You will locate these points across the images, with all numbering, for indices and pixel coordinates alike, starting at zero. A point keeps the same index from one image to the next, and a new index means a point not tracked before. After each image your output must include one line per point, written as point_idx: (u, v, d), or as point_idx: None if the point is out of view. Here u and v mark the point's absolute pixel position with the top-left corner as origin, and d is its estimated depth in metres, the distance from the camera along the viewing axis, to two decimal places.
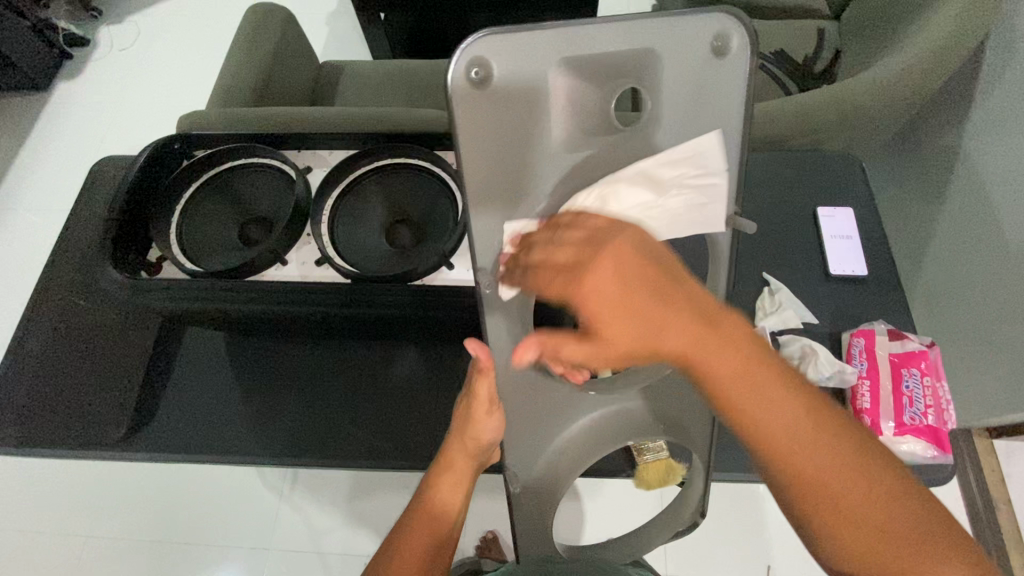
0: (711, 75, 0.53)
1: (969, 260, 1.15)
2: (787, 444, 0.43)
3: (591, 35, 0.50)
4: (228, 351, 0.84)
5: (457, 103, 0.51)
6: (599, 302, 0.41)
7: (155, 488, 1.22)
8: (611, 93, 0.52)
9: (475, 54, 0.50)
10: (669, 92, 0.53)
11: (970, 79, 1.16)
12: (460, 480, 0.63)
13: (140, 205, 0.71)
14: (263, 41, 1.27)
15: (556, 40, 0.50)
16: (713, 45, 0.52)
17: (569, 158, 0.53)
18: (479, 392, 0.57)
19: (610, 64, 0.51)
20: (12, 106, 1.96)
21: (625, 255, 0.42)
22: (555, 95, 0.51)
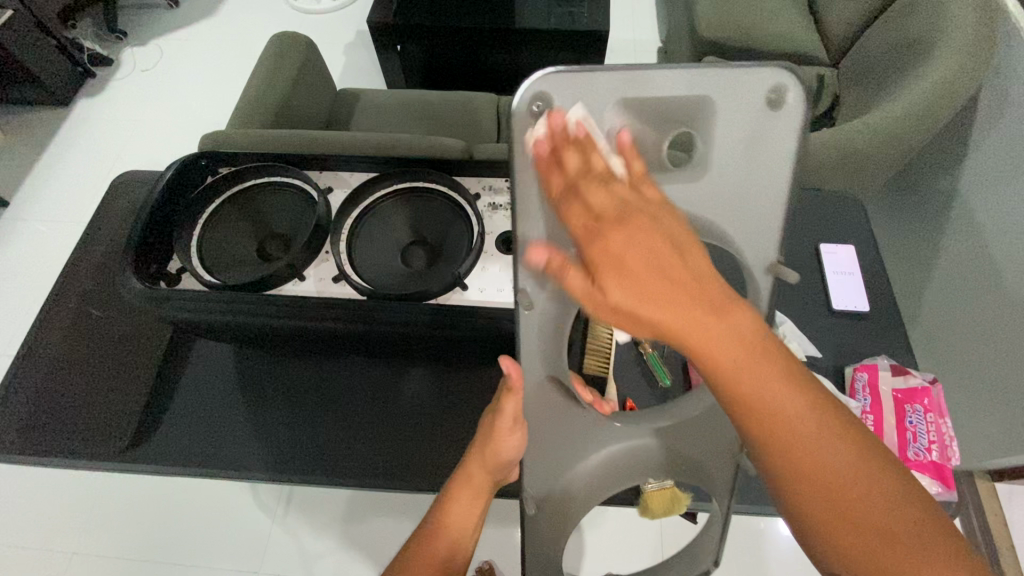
0: (766, 125, 0.53)
1: (968, 300, 1.17)
2: (777, 418, 0.42)
3: (653, 79, 0.50)
4: (236, 364, 0.85)
5: (517, 136, 0.50)
6: (607, 258, 0.44)
7: (147, 504, 1.20)
8: (669, 136, 0.52)
9: (540, 90, 0.49)
10: (721, 142, 0.53)
11: (966, 127, 1.20)
12: (477, 498, 0.62)
13: (165, 217, 0.73)
14: (285, 68, 1.32)
15: (617, 80, 0.49)
16: (770, 96, 0.52)
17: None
18: (506, 409, 0.58)
19: (669, 108, 0.51)
20: (31, 119, 2.01)
21: (643, 226, 0.45)
22: (614, 136, 0.51)
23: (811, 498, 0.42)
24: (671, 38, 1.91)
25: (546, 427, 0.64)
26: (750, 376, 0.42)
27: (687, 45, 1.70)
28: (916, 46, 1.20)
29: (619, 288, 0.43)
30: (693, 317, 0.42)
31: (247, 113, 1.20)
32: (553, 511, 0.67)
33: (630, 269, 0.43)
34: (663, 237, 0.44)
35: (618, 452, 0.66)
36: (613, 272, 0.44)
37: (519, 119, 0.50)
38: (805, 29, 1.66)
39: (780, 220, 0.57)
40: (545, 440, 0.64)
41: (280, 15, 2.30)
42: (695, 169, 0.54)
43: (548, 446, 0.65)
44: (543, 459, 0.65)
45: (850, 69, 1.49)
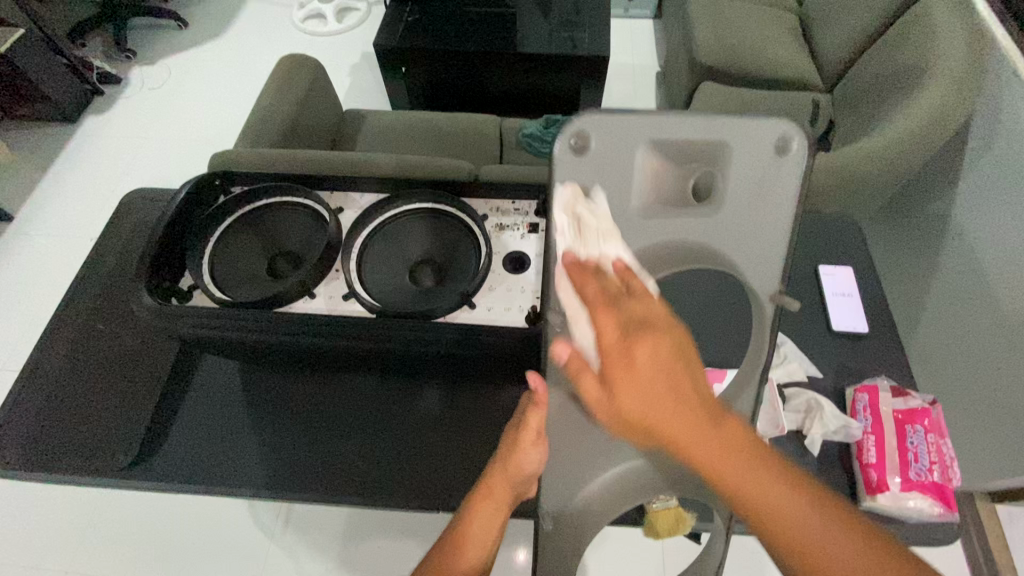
0: (777, 169, 0.56)
1: (964, 321, 1.19)
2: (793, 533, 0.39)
3: (674, 126, 0.55)
4: (241, 381, 0.85)
5: (558, 166, 0.56)
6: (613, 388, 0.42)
7: (143, 522, 1.18)
8: (686, 175, 0.57)
9: (576, 127, 0.55)
10: (737, 182, 0.56)
11: (959, 152, 1.24)
12: (498, 515, 0.56)
13: (178, 235, 0.75)
14: (294, 89, 1.35)
15: (643, 126, 0.55)
16: (778, 144, 0.55)
17: (640, 227, 0.57)
18: (528, 421, 0.55)
19: (686, 150, 0.56)
20: (37, 135, 2.03)
21: (664, 339, 0.40)
22: (641, 168, 0.56)
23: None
24: (669, 63, 1.96)
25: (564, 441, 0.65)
26: (760, 490, 0.40)
27: (686, 70, 1.75)
28: (909, 75, 1.24)
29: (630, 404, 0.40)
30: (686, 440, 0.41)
31: (256, 133, 1.22)
32: (567, 528, 0.65)
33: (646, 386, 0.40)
34: (679, 351, 0.41)
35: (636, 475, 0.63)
36: (628, 385, 0.40)
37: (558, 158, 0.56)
38: (800, 56, 1.71)
39: (785, 253, 0.59)
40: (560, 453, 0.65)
41: (288, 37, 2.35)
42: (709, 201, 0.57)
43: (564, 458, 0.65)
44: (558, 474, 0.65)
45: (844, 96, 1.54)
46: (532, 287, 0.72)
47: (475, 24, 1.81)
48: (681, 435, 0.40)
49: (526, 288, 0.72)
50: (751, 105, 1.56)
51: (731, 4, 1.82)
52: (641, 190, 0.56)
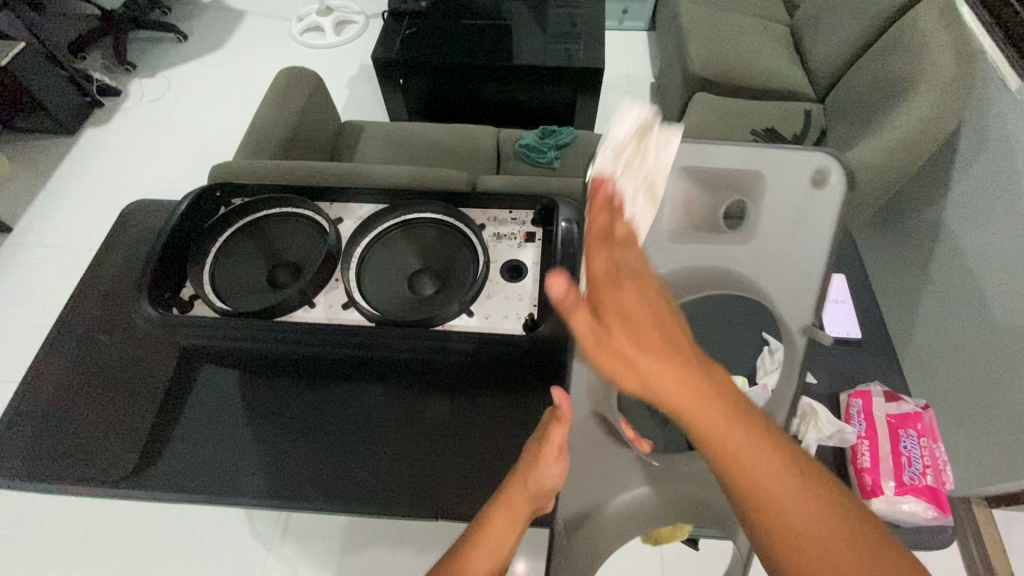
0: (807, 198, 0.67)
1: (957, 326, 1.20)
2: (756, 476, 0.45)
3: (715, 161, 0.68)
4: (240, 389, 0.86)
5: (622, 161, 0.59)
6: (613, 307, 0.50)
7: (141, 533, 1.18)
8: (720, 201, 0.70)
9: (642, 117, 0.60)
10: (769, 208, 0.68)
11: (948, 161, 1.26)
12: (515, 524, 0.57)
13: (180, 246, 0.76)
14: (293, 101, 1.37)
15: (688, 163, 0.69)
16: (814, 176, 0.67)
17: (681, 242, 0.69)
18: (551, 436, 0.58)
19: (722, 179, 0.69)
20: (36, 147, 2.04)
21: (647, 288, 0.52)
22: (683, 194, 0.70)
23: (785, 548, 0.43)
24: (663, 74, 1.99)
25: (587, 454, 0.70)
26: (728, 437, 0.45)
27: (679, 81, 1.78)
28: (898, 86, 1.27)
29: (616, 339, 0.48)
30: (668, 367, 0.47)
31: (256, 144, 1.23)
32: (583, 539, 0.67)
33: (631, 326, 0.49)
34: (657, 303, 0.51)
35: (655, 490, 0.68)
36: (619, 322, 0.49)
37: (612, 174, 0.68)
38: (791, 67, 1.74)
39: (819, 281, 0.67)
40: (583, 466, 0.70)
41: (287, 49, 2.38)
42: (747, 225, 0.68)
43: (585, 469, 0.70)
44: (577, 486, 0.69)
45: (835, 105, 1.56)
46: (530, 295, 0.73)
47: (472, 37, 1.84)
48: (661, 375, 0.47)
49: (524, 296, 0.73)
50: (744, 115, 1.59)
51: (723, 16, 1.85)
52: (683, 212, 0.70)
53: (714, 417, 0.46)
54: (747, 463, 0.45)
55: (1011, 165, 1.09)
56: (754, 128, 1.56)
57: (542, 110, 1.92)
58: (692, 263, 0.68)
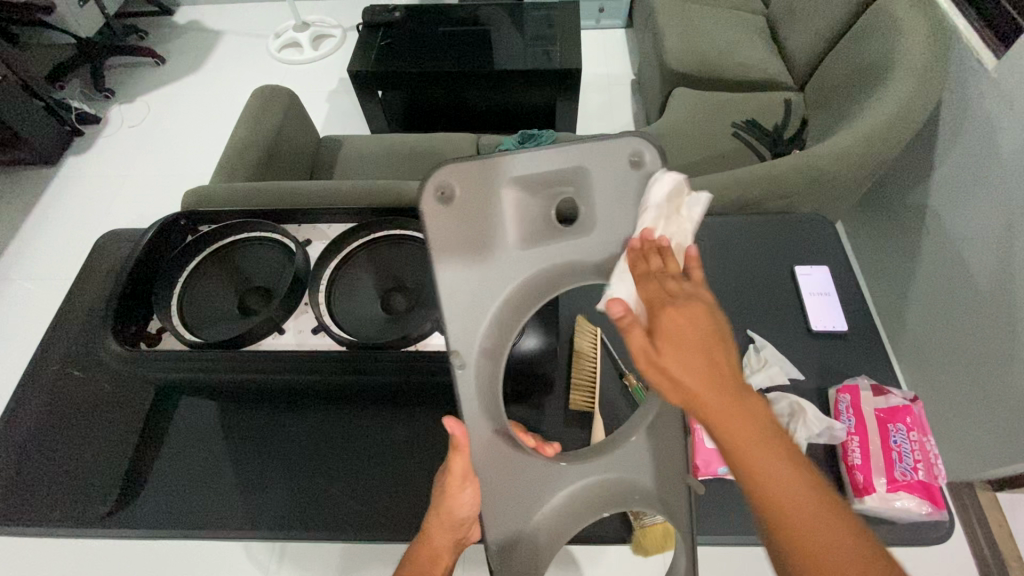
0: (636, 187, 0.55)
1: (948, 309, 1.19)
2: (784, 508, 0.41)
3: (529, 160, 0.54)
4: (219, 419, 0.84)
5: (429, 220, 0.53)
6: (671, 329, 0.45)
7: (137, 566, 1.16)
8: (550, 202, 0.55)
9: (439, 179, 0.53)
10: (602, 202, 0.55)
11: (930, 143, 1.24)
12: (438, 560, 0.56)
13: (144, 278, 0.74)
14: (268, 120, 1.35)
15: (500, 165, 0.54)
16: (633, 159, 0.55)
17: (517, 259, 0.55)
18: (453, 466, 0.55)
19: (545, 180, 0.54)
20: (18, 179, 2.03)
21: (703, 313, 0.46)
22: (508, 209, 0.54)
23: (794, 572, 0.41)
24: (642, 71, 1.98)
25: (498, 473, 0.57)
26: (773, 468, 0.42)
27: (658, 79, 1.77)
28: (876, 71, 1.25)
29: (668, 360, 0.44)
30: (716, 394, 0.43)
31: (230, 166, 1.22)
32: (520, 559, 0.56)
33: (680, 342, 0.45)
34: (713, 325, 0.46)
35: (580, 492, 0.59)
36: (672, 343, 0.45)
37: (424, 204, 0.53)
38: (770, 56, 1.73)
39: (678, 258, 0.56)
40: (500, 489, 0.57)
41: (265, 67, 2.37)
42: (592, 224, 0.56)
43: (502, 490, 0.57)
44: (500, 507, 0.57)
45: (815, 93, 1.55)
46: None
47: (448, 44, 1.82)
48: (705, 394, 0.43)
49: None
50: (723, 109, 1.58)
51: (698, 10, 1.84)
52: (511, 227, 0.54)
53: (755, 446, 0.42)
54: (782, 491, 0.41)
55: (993, 145, 1.07)
56: (735, 121, 1.54)
57: (522, 114, 1.91)
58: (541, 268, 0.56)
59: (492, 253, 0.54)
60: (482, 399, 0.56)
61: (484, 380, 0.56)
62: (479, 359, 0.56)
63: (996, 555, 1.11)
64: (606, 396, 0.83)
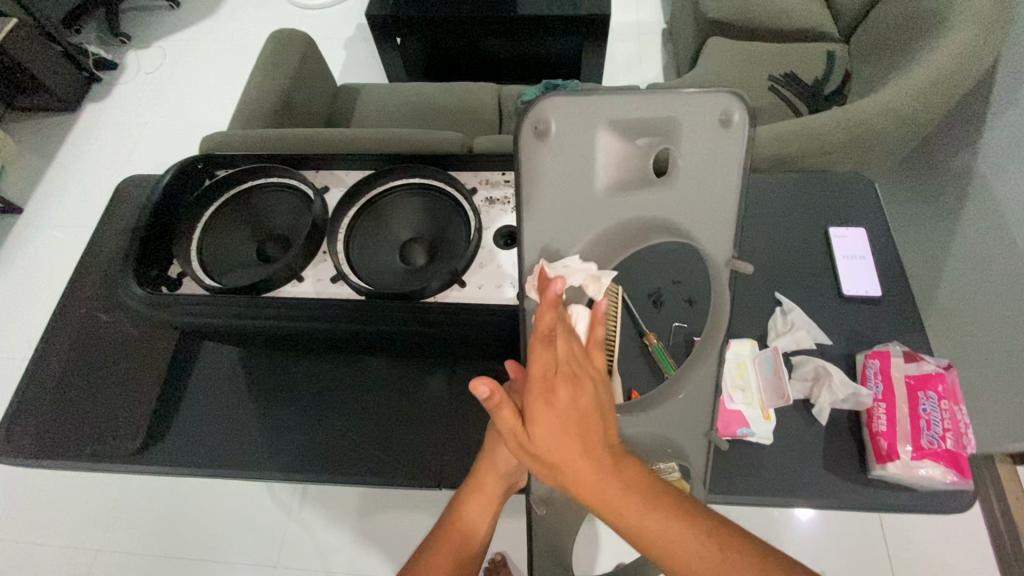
0: (724, 145, 0.56)
1: (984, 279, 1.14)
2: (668, 554, 0.45)
3: (626, 104, 0.56)
4: (242, 366, 0.86)
5: (523, 152, 0.58)
6: (548, 412, 0.46)
7: (165, 501, 1.23)
8: (643, 151, 0.57)
9: (536, 112, 0.57)
10: (688, 155, 0.56)
11: (982, 100, 1.15)
12: (490, 502, 0.60)
13: (164, 223, 0.74)
14: (285, 65, 1.31)
15: (599, 107, 0.56)
16: (721, 118, 0.56)
17: (598, 203, 0.58)
18: None
19: (637, 126, 0.56)
20: (38, 126, 2.03)
21: (583, 388, 0.47)
22: (597, 150, 0.57)
23: None
24: (674, 20, 1.87)
25: None
26: (652, 525, 0.46)
27: (692, 27, 1.67)
28: (930, 17, 1.15)
29: (544, 451, 0.46)
30: (586, 473, 0.46)
31: (248, 115, 1.20)
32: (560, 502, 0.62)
33: (561, 435, 0.46)
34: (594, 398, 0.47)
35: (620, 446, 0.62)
36: (547, 430, 0.46)
37: (524, 141, 0.58)
38: (813, 2, 1.60)
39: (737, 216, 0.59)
40: None
41: (280, 11, 2.29)
42: (665, 179, 0.57)
43: None
44: None
45: (862, 44, 1.44)
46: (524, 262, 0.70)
47: None
48: (574, 466, 0.46)
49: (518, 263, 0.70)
50: (760, 61, 1.48)
51: None
52: (599, 176, 0.58)
53: (634, 511, 0.46)
54: (672, 549, 0.45)
55: None
56: (772, 74, 1.45)
57: (546, 63, 1.83)
58: (618, 220, 0.59)
59: (573, 194, 0.58)
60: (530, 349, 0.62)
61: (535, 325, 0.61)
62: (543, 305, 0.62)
63: (1010, 526, 1.12)
64: (628, 355, 0.83)
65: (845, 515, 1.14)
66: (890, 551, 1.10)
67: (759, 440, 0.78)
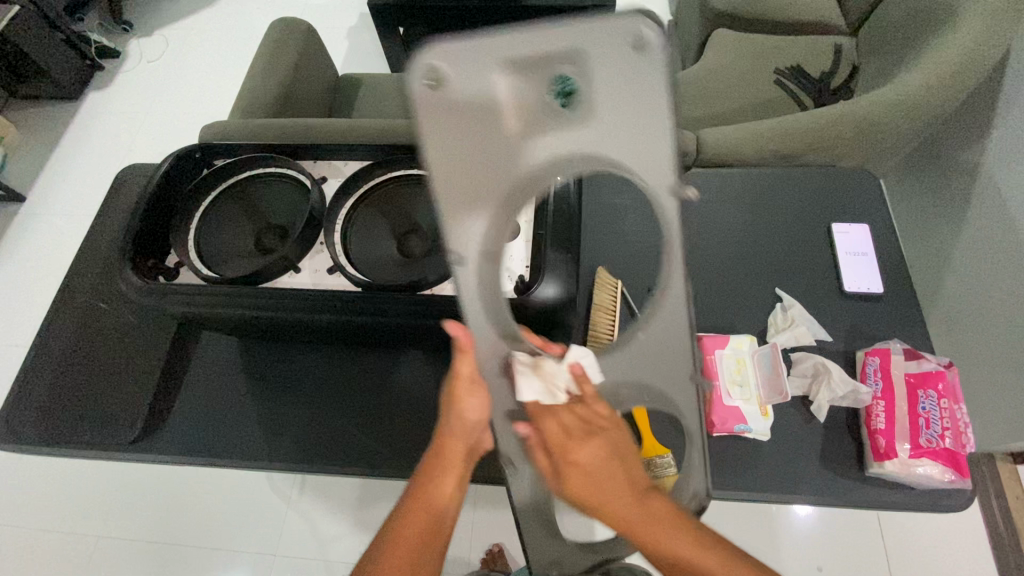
0: (642, 70, 0.48)
1: (988, 277, 1.13)
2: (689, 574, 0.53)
3: (522, 40, 0.46)
4: (239, 356, 0.86)
5: (421, 116, 0.48)
6: (575, 455, 0.57)
7: (167, 488, 1.24)
8: (548, 89, 0.49)
9: (426, 64, 0.46)
10: (604, 85, 0.49)
11: (992, 95, 1.14)
12: (453, 468, 0.59)
13: (161, 212, 0.73)
14: (287, 54, 1.30)
15: (492, 48, 0.46)
16: (634, 40, 0.47)
17: (513, 158, 0.50)
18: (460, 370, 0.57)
19: (539, 65, 0.47)
20: (41, 114, 2.02)
21: (603, 435, 0.58)
22: (501, 99, 0.48)
23: None
24: (681, 11, 1.84)
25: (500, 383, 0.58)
26: (673, 547, 0.53)
27: (699, 19, 1.64)
28: (941, 9, 1.12)
29: (575, 486, 0.56)
30: (615, 506, 0.55)
31: (248, 105, 1.19)
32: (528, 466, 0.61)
33: (589, 475, 0.56)
34: (612, 442, 0.58)
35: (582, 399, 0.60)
36: (577, 470, 0.57)
37: (415, 100, 0.48)
38: None
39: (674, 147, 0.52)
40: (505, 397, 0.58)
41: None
42: (586, 109, 0.50)
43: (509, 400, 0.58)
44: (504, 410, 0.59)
45: (870, 36, 1.42)
46: (521, 254, 0.69)
47: None
48: (602, 498, 0.56)
49: (515, 255, 0.68)
50: (768, 54, 1.46)
51: None
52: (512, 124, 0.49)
53: (657, 539, 0.54)
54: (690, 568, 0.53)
55: None
56: (779, 67, 1.44)
57: None
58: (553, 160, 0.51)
59: (483, 155, 0.50)
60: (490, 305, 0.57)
61: (482, 283, 0.56)
62: (479, 266, 0.55)
63: (1008, 524, 1.12)
64: None
65: (842, 511, 1.14)
66: (887, 547, 1.10)
67: (756, 436, 0.78)
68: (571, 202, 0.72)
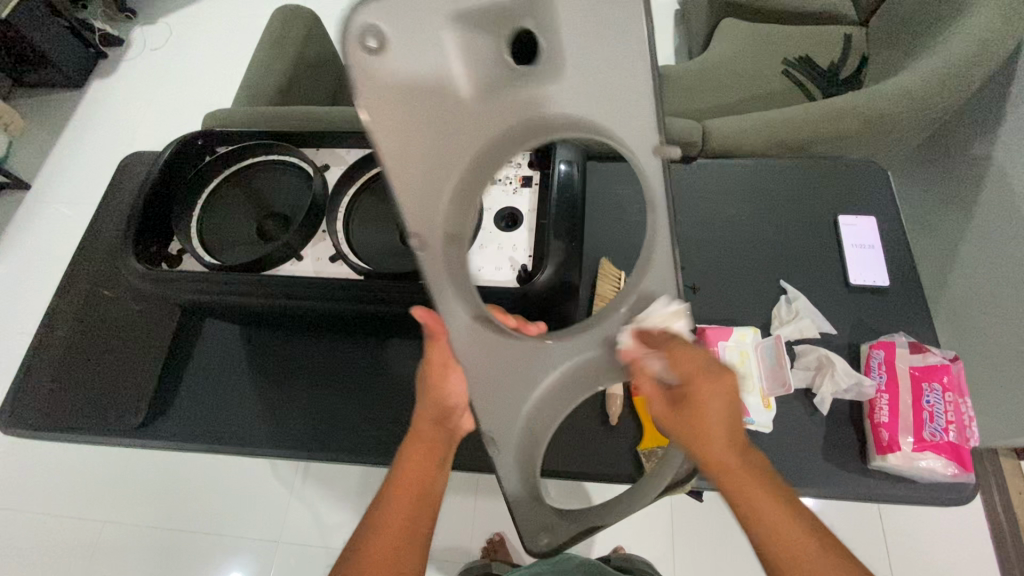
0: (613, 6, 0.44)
1: (996, 271, 1.12)
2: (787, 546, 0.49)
3: None
4: (242, 344, 0.86)
5: (358, 89, 0.40)
6: (696, 397, 0.52)
7: (171, 475, 1.25)
8: (504, 36, 0.43)
9: (358, 18, 0.38)
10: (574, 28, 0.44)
11: (1004, 86, 1.12)
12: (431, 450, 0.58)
13: (164, 199, 0.73)
14: (290, 42, 1.29)
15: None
16: None
17: (473, 124, 0.46)
18: (431, 355, 0.54)
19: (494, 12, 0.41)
20: (45, 102, 2.02)
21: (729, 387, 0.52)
22: (451, 58, 0.42)
23: None
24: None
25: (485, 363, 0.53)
26: (774, 515, 0.50)
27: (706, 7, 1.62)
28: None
29: (690, 423, 0.52)
30: (724, 456, 0.51)
31: (252, 93, 1.18)
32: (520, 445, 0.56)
33: (708, 420, 0.52)
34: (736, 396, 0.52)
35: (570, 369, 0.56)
36: (695, 412, 0.52)
37: (350, 66, 0.39)
38: None
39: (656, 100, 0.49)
40: (491, 374, 0.54)
41: None
42: (552, 70, 0.45)
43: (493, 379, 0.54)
44: (490, 394, 0.54)
45: (881, 26, 1.39)
46: (525, 244, 0.69)
47: None
48: (713, 447, 0.51)
49: (518, 246, 0.69)
50: (776, 44, 1.44)
51: None
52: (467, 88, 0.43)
53: (759, 503, 0.50)
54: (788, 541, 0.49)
55: None
56: (788, 57, 1.42)
57: None
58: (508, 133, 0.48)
59: (441, 125, 0.44)
60: (451, 282, 0.51)
61: (448, 267, 0.51)
62: (437, 246, 0.49)
63: (1011, 519, 1.12)
64: None
65: (843, 504, 1.14)
66: (887, 539, 1.10)
67: (758, 428, 0.78)
68: (575, 188, 0.71)
